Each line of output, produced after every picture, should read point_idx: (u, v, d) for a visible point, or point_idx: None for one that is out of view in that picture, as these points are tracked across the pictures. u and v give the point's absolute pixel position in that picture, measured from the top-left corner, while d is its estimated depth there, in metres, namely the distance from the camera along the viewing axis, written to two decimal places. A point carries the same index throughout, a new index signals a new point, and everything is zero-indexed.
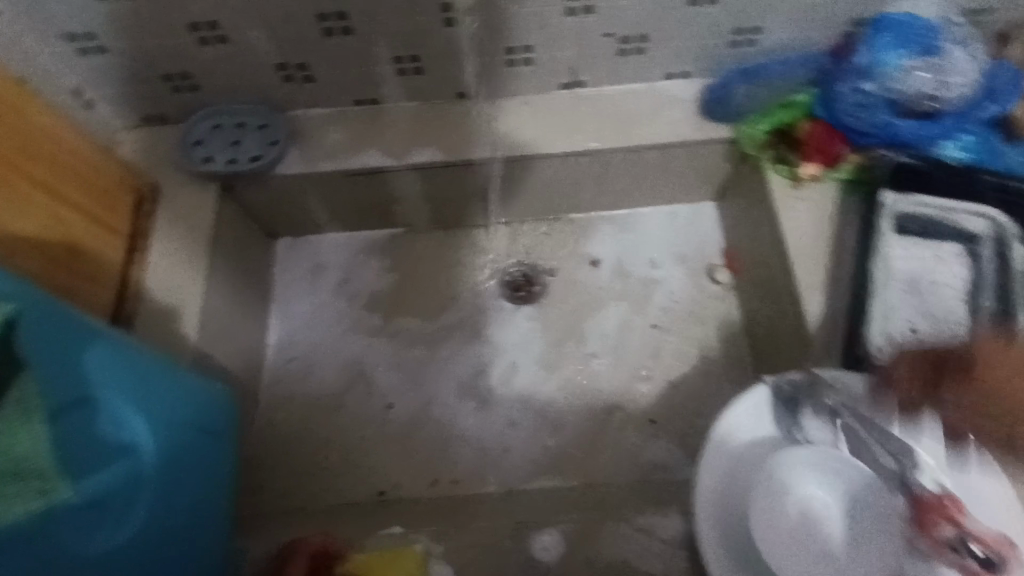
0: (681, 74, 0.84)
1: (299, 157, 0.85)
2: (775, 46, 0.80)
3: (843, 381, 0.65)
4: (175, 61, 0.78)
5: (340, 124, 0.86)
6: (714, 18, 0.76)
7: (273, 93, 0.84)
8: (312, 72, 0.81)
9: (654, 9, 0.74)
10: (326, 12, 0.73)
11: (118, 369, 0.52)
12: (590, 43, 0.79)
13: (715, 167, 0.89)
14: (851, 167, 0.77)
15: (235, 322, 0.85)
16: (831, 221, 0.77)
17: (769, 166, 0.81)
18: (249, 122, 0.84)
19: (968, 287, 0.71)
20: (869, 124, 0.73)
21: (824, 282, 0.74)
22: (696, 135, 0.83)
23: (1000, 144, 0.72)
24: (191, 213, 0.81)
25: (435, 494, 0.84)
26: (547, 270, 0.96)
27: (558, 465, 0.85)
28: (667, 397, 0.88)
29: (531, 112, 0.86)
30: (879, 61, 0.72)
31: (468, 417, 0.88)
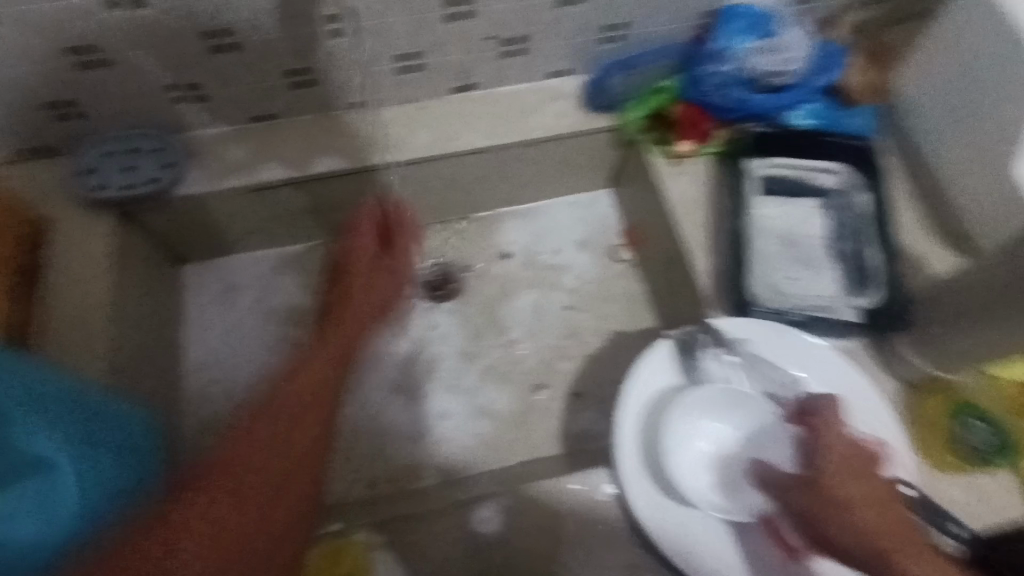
0: (563, 70, 0.91)
1: (199, 178, 0.85)
2: (642, 39, 0.88)
3: (734, 329, 0.72)
4: (56, 89, 0.76)
5: (240, 142, 0.87)
6: (584, 17, 0.83)
7: (166, 116, 0.84)
8: (205, 91, 0.82)
9: (529, 11, 0.81)
10: (213, 29, 0.74)
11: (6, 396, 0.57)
12: (475, 46, 0.84)
13: (605, 153, 0.96)
14: (719, 141, 0.86)
15: (147, 349, 0.83)
16: (708, 190, 0.86)
17: (650, 147, 0.89)
18: (143, 147, 0.83)
19: (832, 236, 0.81)
20: (729, 101, 0.83)
21: (708, 243, 0.82)
22: (583, 125, 0.90)
23: (836, 110, 0.85)
24: (89, 243, 0.79)
25: (375, 493, 0.85)
26: (462, 266, 1.00)
27: (491, 448, 0.88)
28: (587, 370, 0.93)
29: (428, 116, 0.90)
30: (730, 45, 0.82)
31: (400, 415, 0.90)
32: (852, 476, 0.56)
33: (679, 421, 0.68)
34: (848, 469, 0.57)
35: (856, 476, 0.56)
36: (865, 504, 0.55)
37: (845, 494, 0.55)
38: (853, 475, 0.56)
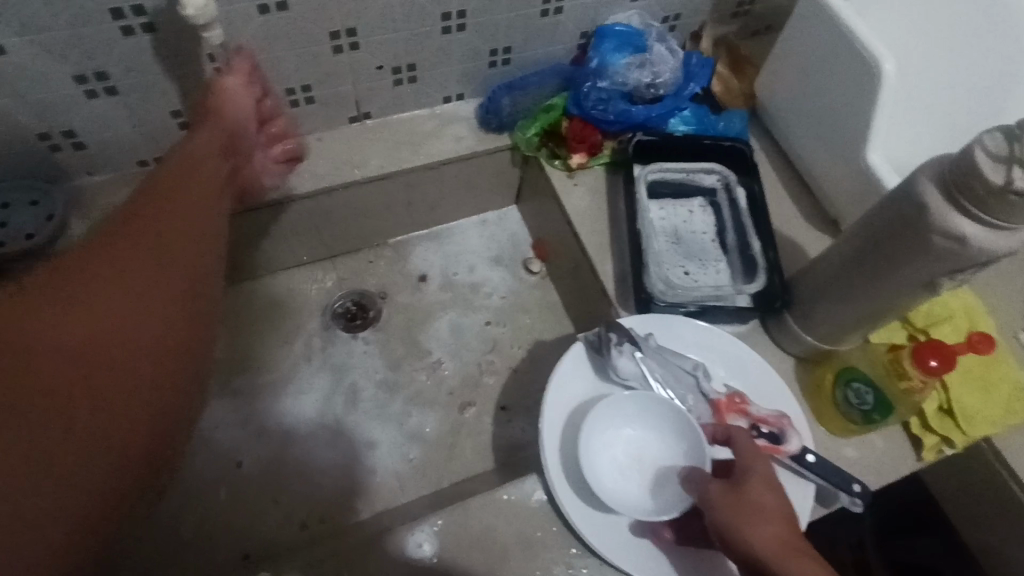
0: (456, 96, 0.94)
1: (83, 229, 0.80)
2: (527, 61, 0.93)
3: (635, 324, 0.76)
4: None
5: (126, 188, 0.83)
6: (470, 43, 0.87)
7: (40, 167, 0.79)
8: (83, 138, 0.78)
9: (416, 39, 0.83)
10: (85, 73, 0.71)
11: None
12: (366, 76, 0.86)
13: (506, 171, 1.00)
14: (609, 152, 0.92)
15: None
16: (604, 197, 0.90)
17: (546, 162, 0.92)
18: (18, 200, 0.78)
19: (717, 232, 0.88)
20: (613, 114, 0.89)
21: (610, 248, 0.86)
22: (481, 146, 0.93)
23: (708, 116, 0.92)
24: None
25: (305, 536, 0.82)
26: (378, 294, 0.99)
27: (423, 472, 0.87)
28: (511, 383, 0.95)
29: (326, 148, 0.90)
30: (606, 63, 0.89)
31: (326, 452, 0.87)
32: (768, 499, 0.59)
33: (598, 420, 0.70)
34: (766, 493, 0.59)
35: (768, 498, 0.59)
36: (770, 521, 0.57)
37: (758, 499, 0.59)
38: (765, 499, 0.59)
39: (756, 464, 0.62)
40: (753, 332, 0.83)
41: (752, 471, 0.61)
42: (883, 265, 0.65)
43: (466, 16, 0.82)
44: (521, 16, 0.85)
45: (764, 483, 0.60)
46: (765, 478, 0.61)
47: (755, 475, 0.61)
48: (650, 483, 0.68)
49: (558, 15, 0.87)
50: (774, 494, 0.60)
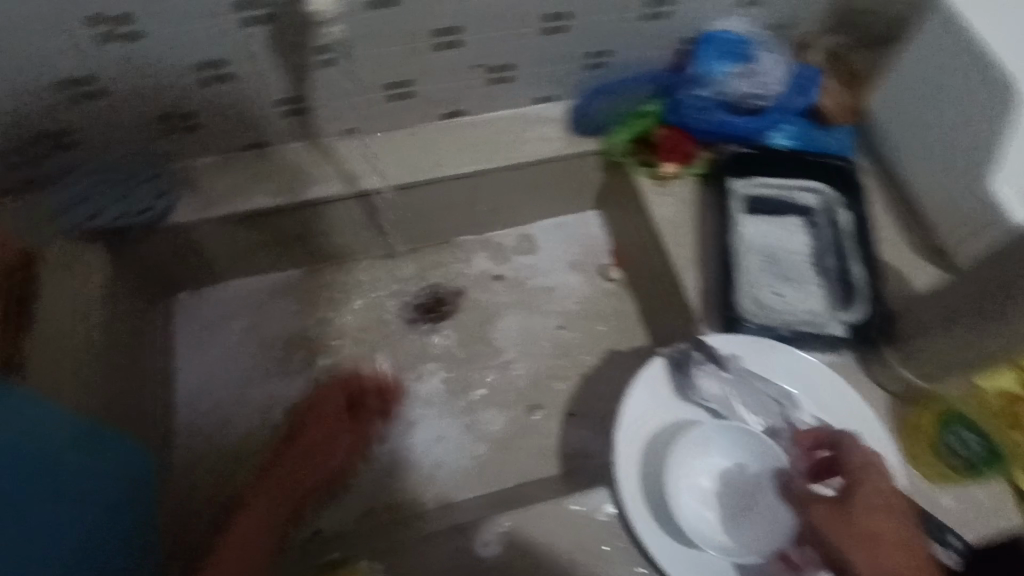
0: (549, 97, 0.93)
1: (189, 207, 0.85)
2: (625, 66, 0.91)
3: (721, 343, 0.74)
4: (45, 120, 0.76)
5: (230, 171, 0.87)
6: (569, 45, 0.86)
7: (156, 146, 0.84)
8: (195, 122, 0.82)
9: (517, 39, 0.83)
10: (204, 62, 0.75)
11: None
12: (463, 74, 0.86)
13: (591, 176, 0.98)
14: (704, 163, 0.89)
15: (136, 381, 0.82)
16: (693, 210, 0.88)
17: (635, 170, 0.91)
18: (132, 176, 0.84)
19: (813, 253, 0.83)
20: (711, 124, 0.86)
21: (695, 262, 0.84)
22: (569, 149, 0.92)
23: (813, 130, 0.88)
24: (78, 273, 0.78)
25: (371, 520, 0.84)
26: (455, 289, 1.01)
27: (488, 471, 0.88)
28: (581, 390, 0.94)
29: (418, 142, 0.91)
30: (708, 72, 0.86)
31: (395, 440, 0.89)
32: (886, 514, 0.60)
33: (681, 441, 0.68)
34: (883, 512, 0.60)
35: (892, 518, 0.60)
36: (891, 543, 0.58)
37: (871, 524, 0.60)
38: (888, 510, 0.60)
39: (872, 477, 0.63)
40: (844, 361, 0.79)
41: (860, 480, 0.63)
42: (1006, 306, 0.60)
43: (569, 18, 0.81)
44: (625, 20, 0.83)
45: (880, 496, 0.61)
46: (883, 488, 0.62)
47: (866, 487, 0.62)
48: (727, 515, 0.68)
49: (663, 21, 0.85)
50: (890, 507, 0.61)
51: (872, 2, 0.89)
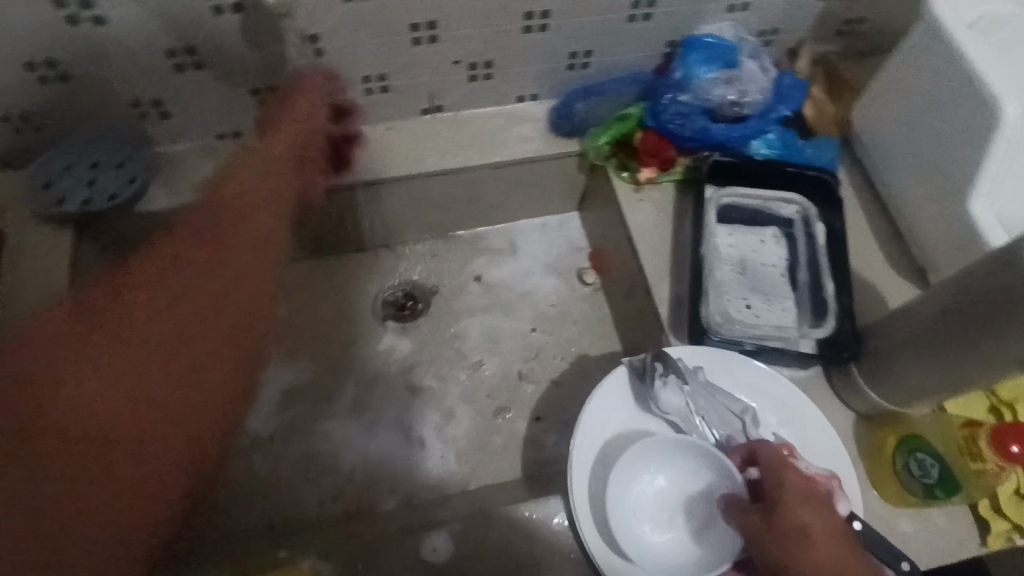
0: (531, 96, 0.92)
1: (162, 193, 0.84)
2: (607, 67, 0.89)
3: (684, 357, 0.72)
4: (15, 101, 0.75)
5: (205, 160, 0.86)
6: (551, 45, 0.84)
7: (130, 132, 0.84)
8: (169, 108, 0.82)
9: (496, 37, 0.82)
10: (176, 48, 0.74)
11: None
12: (442, 69, 0.85)
13: (572, 177, 0.97)
14: (682, 168, 0.88)
15: None
16: (670, 217, 0.86)
17: (613, 173, 0.90)
18: (104, 161, 0.82)
19: (789, 265, 0.83)
20: (690, 130, 0.84)
21: (668, 270, 0.83)
22: (549, 149, 0.91)
23: (794, 140, 0.87)
24: (43, 260, 0.78)
25: (330, 513, 0.84)
26: (431, 286, 1.00)
27: (453, 472, 0.87)
28: (550, 394, 0.93)
29: (396, 137, 0.90)
30: (690, 76, 0.84)
31: (358, 438, 0.89)
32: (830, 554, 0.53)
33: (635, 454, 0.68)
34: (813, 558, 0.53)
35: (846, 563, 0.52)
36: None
37: (802, 519, 0.56)
38: (830, 546, 0.53)
39: (807, 519, 0.56)
40: (812, 378, 0.78)
41: (795, 509, 0.57)
42: (971, 327, 0.59)
43: (548, 16, 0.80)
44: (605, 21, 0.82)
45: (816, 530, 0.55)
46: (816, 530, 0.55)
47: (793, 521, 0.56)
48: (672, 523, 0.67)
49: (645, 22, 0.83)
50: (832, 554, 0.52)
51: (861, 11, 0.87)
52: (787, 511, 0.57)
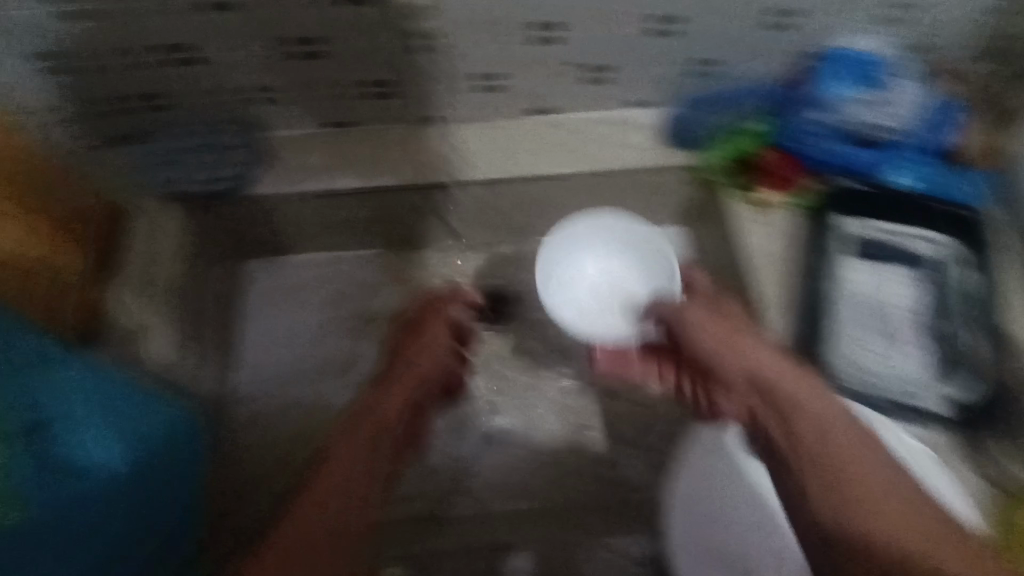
0: (643, 102, 0.87)
1: (268, 178, 0.85)
2: (732, 78, 0.83)
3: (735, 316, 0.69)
4: (142, 81, 0.77)
5: (311, 148, 0.86)
6: (673, 51, 0.79)
7: (243, 117, 0.84)
8: (282, 95, 0.82)
9: (617, 40, 0.77)
10: (295, 36, 0.74)
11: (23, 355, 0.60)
12: (555, 70, 0.81)
13: (679, 192, 0.92)
14: (808, 194, 0.82)
15: (196, 344, 0.84)
16: (792, 244, 0.81)
17: (728, 193, 0.84)
18: (219, 142, 0.84)
19: (917, 311, 0.78)
20: (822, 152, 0.79)
21: (785, 300, 0.78)
22: (658, 159, 0.85)
23: (941, 172, 0.79)
24: (160, 234, 0.82)
25: (401, 515, 0.83)
26: (518, 292, 0.95)
27: (528, 489, 0.84)
28: (636, 419, 0.88)
29: (500, 137, 0.87)
30: (827, 94, 0.78)
31: (435, 444, 0.86)
32: (932, 547, 0.50)
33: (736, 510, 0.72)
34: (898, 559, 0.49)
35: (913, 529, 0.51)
36: (927, 552, 0.50)
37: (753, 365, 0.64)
38: (917, 540, 0.50)
39: (890, 499, 0.53)
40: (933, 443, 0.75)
41: (862, 472, 0.55)
42: None
43: (676, 23, 0.76)
44: (737, 30, 0.77)
45: (889, 509, 0.53)
46: (878, 489, 0.54)
47: (862, 479, 0.54)
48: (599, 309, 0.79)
49: (782, 32, 0.77)
50: (904, 530, 0.51)
51: None
52: (870, 482, 0.54)
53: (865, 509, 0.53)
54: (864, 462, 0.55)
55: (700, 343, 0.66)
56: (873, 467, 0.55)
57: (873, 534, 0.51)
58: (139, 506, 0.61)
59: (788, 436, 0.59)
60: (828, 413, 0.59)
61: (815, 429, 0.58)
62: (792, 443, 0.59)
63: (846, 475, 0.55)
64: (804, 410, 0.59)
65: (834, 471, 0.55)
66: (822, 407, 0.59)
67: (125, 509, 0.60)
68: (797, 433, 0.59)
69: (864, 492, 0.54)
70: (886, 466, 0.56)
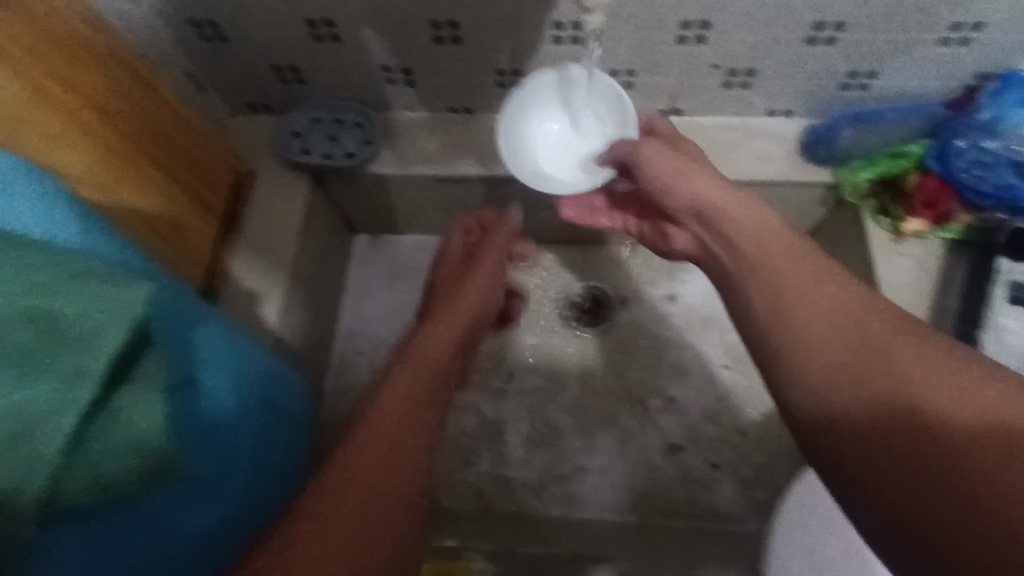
0: (785, 111, 0.82)
1: (391, 157, 0.86)
2: (891, 93, 0.77)
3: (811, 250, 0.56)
4: (287, 54, 0.80)
5: (435, 131, 0.87)
6: (831, 60, 0.74)
7: (374, 95, 0.86)
8: (415, 77, 0.82)
9: (770, 45, 0.73)
10: (439, 20, 0.73)
11: (175, 316, 0.53)
12: (694, 71, 0.77)
13: (809, 211, 0.86)
14: (961, 227, 0.74)
15: (307, 309, 0.86)
16: (933, 280, 0.75)
17: (869, 216, 0.78)
18: (348, 119, 0.86)
19: None
20: (989, 184, 0.70)
21: None
22: (797, 175, 0.80)
23: None
24: (280, 206, 0.83)
25: (484, 507, 0.82)
26: (620, 296, 0.91)
27: (616, 501, 0.81)
28: (735, 444, 0.83)
29: None
30: (1002, 119, 0.71)
31: (520, 441, 0.85)
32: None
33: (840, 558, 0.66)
34: (983, 475, 0.38)
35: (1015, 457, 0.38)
36: (1000, 480, 0.37)
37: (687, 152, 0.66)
38: (1003, 417, 0.39)
39: (948, 400, 0.41)
40: None
41: (893, 371, 0.43)
42: None
43: (842, 30, 0.70)
44: (908, 42, 0.70)
45: (961, 408, 0.40)
46: (964, 408, 0.40)
47: (919, 375, 0.43)
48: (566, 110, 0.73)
49: (960, 48, 0.70)
50: (982, 444, 0.39)
51: None
52: (908, 369, 0.43)
53: (899, 445, 0.41)
54: (907, 350, 0.44)
55: (654, 180, 0.63)
56: (912, 353, 0.44)
57: (952, 457, 0.39)
58: (259, 492, 0.58)
59: (778, 376, 0.49)
60: (803, 351, 0.48)
61: (815, 371, 0.47)
62: (798, 377, 0.47)
63: (895, 396, 0.43)
64: (795, 354, 0.48)
65: (864, 393, 0.44)
66: (825, 325, 0.48)
67: (237, 489, 0.55)
68: (792, 378, 0.48)
69: (901, 406, 0.42)
70: (929, 351, 0.44)
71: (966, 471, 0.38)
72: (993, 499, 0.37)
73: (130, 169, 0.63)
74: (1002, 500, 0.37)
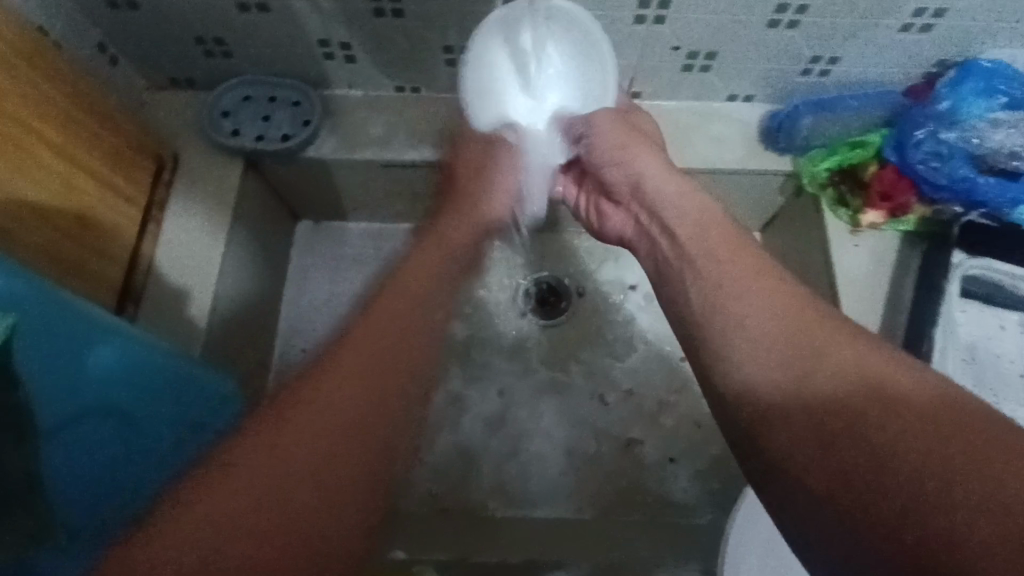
0: (745, 97, 0.79)
1: (332, 138, 0.80)
2: (850, 79, 0.75)
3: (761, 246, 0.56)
4: (211, 25, 0.72)
5: (380, 111, 0.81)
6: (793, 44, 0.71)
7: (312, 70, 0.79)
8: (356, 52, 0.76)
9: (731, 28, 0.69)
10: None
11: (52, 342, 0.50)
12: (655, 53, 0.73)
13: (769, 199, 0.84)
14: (916, 218, 0.73)
15: (243, 305, 0.80)
16: (889, 273, 0.74)
17: (827, 207, 0.76)
18: (283, 97, 0.79)
19: None
20: (945, 177, 0.69)
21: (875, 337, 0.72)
22: (756, 164, 0.78)
23: None
24: (210, 191, 0.76)
25: (435, 507, 0.79)
26: (577, 286, 0.88)
27: (572, 498, 0.79)
28: (691, 436, 0.82)
29: None
30: (959, 109, 0.69)
31: (473, 439, 0.81)
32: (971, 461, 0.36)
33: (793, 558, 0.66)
34: (921, 474, 0.37)
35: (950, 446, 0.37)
36: (959, 477, 0.36)
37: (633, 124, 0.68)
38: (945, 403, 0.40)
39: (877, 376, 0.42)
40: None
41: (831, 369, 0.43)
42: None
43: (804, 13, 0.67)
44: (869, 27, 0.68)
45: (901, 426, 0.39)
46: (902, 411, 0.40)
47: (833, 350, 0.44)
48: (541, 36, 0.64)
49: (920, 34, 0.68)
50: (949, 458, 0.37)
51: None
52: (856, 370, 0.43)
53: (844, 452, 0.39)
54: (828, 348, 0.44)
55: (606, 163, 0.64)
56: (843, 345, 0.44)
57: (884, 462, 0.38)
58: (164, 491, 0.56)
59: (725, 391, 0.46)
60: (750, 358, 0.46)
61: (759, 386, 0.45)
62: (737, 378, 0.46)
63: (833, 397, 0.42)
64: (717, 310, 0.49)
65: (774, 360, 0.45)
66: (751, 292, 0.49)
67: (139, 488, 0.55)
68: (748, 402, 0.45)
69: (832, 409, 0.42)
70: (856, 350, 0.44)
71: (913, 477, 0.37)
72: (947, 511, 0.35)
73: (16, 154, 0.55)
74: (959, 496, 0.35)
